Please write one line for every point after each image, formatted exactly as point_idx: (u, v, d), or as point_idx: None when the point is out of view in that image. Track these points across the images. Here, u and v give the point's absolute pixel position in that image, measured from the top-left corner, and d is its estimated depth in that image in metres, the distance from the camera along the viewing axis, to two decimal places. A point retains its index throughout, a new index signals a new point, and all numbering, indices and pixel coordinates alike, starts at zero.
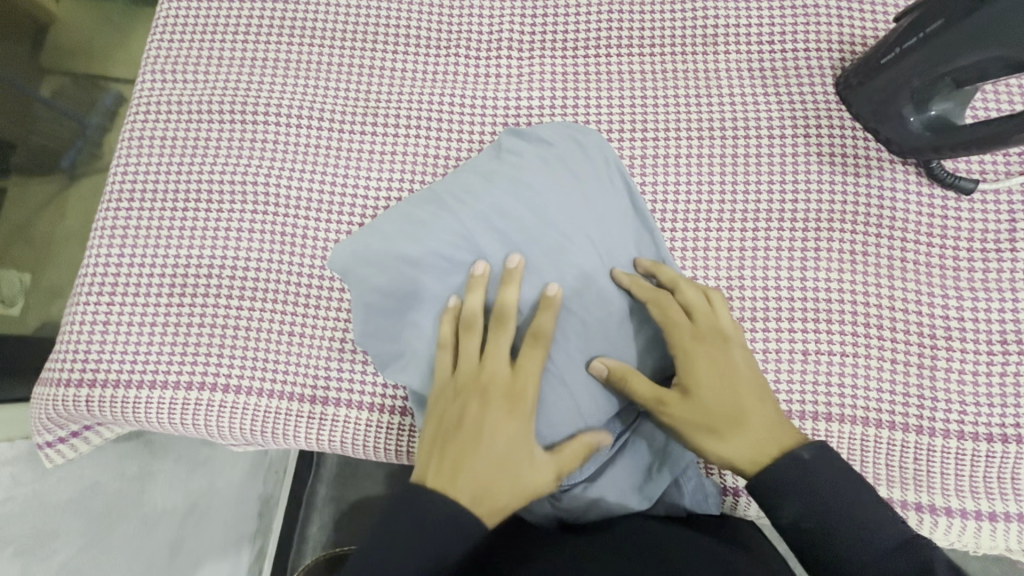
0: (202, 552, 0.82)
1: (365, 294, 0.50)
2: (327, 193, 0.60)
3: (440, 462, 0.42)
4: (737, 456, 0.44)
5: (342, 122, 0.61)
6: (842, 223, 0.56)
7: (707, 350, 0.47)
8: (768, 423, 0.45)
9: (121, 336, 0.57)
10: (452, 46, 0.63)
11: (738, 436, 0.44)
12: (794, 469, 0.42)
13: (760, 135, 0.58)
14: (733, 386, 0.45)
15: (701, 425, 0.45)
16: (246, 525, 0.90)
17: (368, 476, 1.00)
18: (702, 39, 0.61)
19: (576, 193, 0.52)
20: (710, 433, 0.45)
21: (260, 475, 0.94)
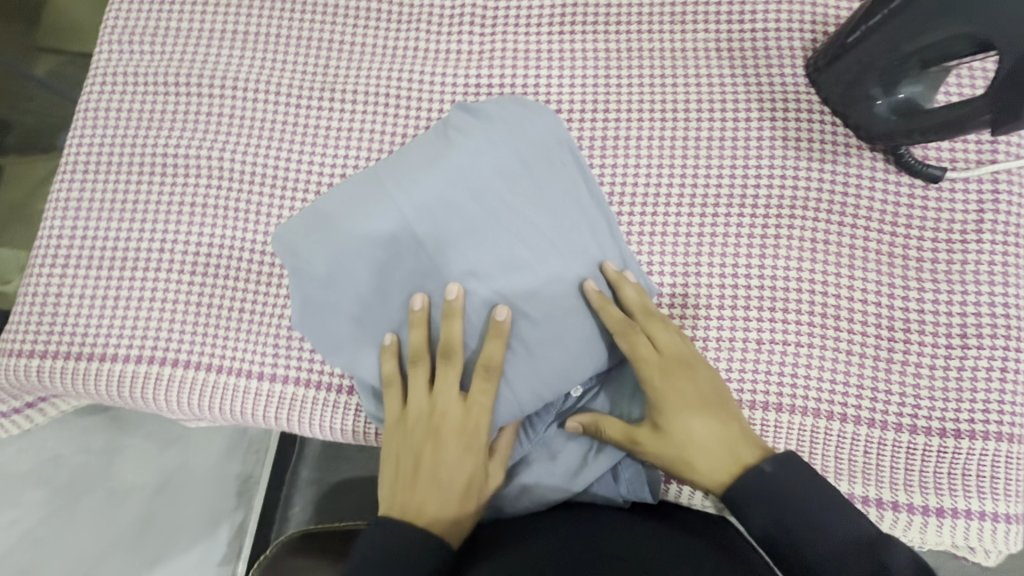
0: (176, 526, 0.82)
1: (308, 281, 0.49)
2: (282, 169, 0.59)
3: (404, 496, 0.45)
4: (707, 479, 0.44)
5: (300, 96, 0.60)
6: (804, 210, 0.55)
7: (673, 383, 0.46)
8: (734, 441, 0.44)
9: (73, 308, 0.57)
10: (414, 20, 0.62)
11: (704, 459, 0.44)
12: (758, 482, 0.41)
13: (724, 117, 0.57)
14: (700, 411, 0.45)
15: (672, 459, 0.46)
16: (223, 502, 0.90)
17: (343, 456, 1.00)
18: (671, 17, 0.60)
19: (526, 180, 0.51)
20: (681, 465, 0.45)
21: (237, 453, 0.94)
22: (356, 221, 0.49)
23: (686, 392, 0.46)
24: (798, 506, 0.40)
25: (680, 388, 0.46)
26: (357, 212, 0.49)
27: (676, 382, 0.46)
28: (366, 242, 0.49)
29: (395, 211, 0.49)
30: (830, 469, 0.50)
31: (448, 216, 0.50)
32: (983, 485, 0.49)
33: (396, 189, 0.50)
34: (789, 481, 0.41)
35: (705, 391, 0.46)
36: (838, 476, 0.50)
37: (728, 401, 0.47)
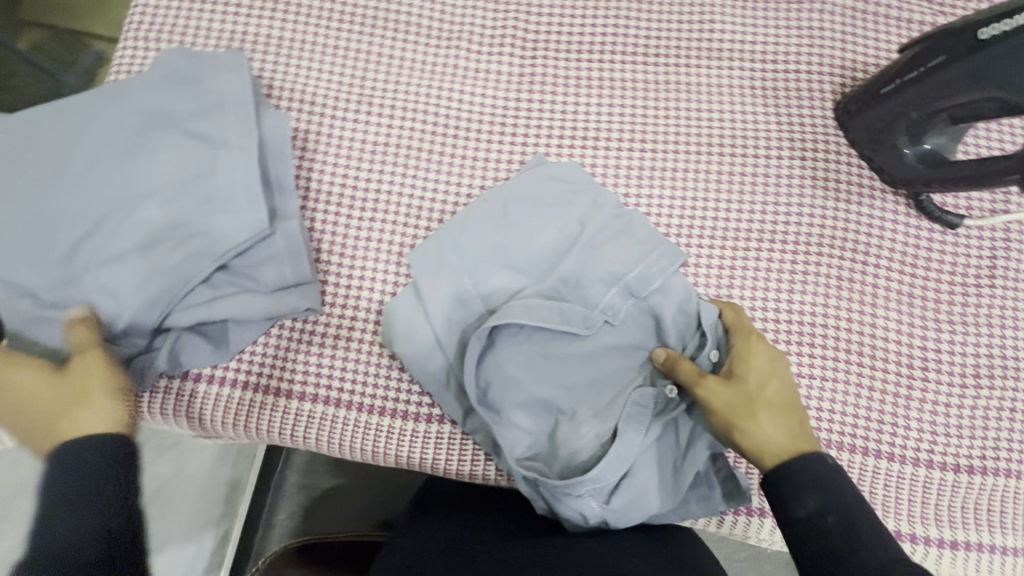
0: (167, 536, 0.79)
1: (396, 320, 0.51)
2: (311, 179, 0.56)
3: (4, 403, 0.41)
4: (772, 445, 0.44)
5: (336, 106, 0.59)
6: (832, 248, 0.56)
7: (765, 350, 0.48)
8: (799, 423, 0.45)
9: None
10: (455, 38, 0.61)
11: (772, 422, 0.45)
12: (820, 463, 0.42)
13: (757, 153, 0.58)
14: (777, 382, 0.47)
15: (740, 404, 0.45)
16: (212, 509, 0.88)
17: (332, 465, 0.99)
18: (707, 53, 0.61)
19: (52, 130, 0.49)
20: (746, 418, 0.45)
21: (229, 461, 0.91)
22: (439, 263, 0.52)
23: (774, 362, 0.47)
24: (845, 497, 0.41)
25: (767, 361, 0.47)
26: (438, 253, 0.52)
27: (763, 352, 0.48)
28: (447, 277, 0.51)
29: (472, 248, 0.52)
30: None
31: (525, 245, 0.52)
32: (990, 519, 0.51)
33: (470, 229, 0.53)
34: (844, 480, 0.42)
35: (783, 372, 0.47)
36: None
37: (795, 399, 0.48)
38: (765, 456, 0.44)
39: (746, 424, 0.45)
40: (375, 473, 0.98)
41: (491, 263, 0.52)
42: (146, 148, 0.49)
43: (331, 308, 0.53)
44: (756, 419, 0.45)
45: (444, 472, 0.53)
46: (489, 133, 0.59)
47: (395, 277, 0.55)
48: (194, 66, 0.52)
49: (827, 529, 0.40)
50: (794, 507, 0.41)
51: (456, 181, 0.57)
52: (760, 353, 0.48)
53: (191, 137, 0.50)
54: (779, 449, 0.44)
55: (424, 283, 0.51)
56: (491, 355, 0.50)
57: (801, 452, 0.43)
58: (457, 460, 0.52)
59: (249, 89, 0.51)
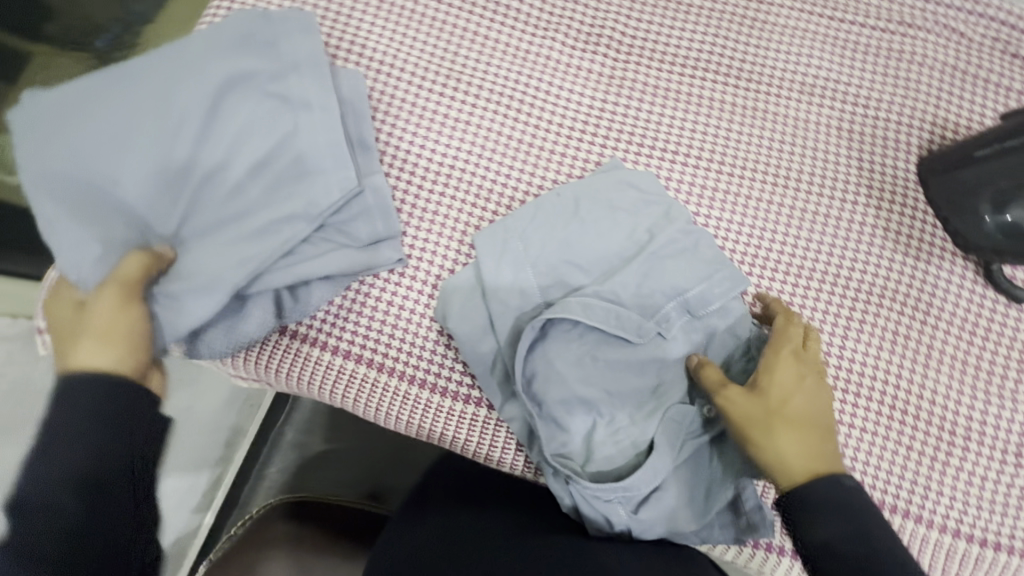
0: None
1: (452, 297, 0.51)
2: (390, 144, 0.57)
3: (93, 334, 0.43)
4: (785, 462, 0.44)
5: (425, 76, 0.59)
6: (892, 302, 0.56)
7: (794, 366, 0.47)
8: (819, 446, 0.45)
9: None
10: (550, 30, 0.61)
11: (789, 439, 0.45)
12: (832, 486, 0.43)
13: (832, 195, 0.58)
14: (802, 402, 0.46)
15: (761, 419, 0.46)
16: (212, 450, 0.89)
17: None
18: (799, 86, 0.60)
19: (130, 93, 0.48)
20: (763, 431, 0.45)
21: (236, 407, 0.93)
22: (503, 247, 0.52)
23: (806, 382, 0.47)
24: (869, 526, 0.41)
25: (793, 378, 0.47)
26: (503, 236, 0.52)
27: (792, 368, 0.47)
28: (509, 262, 0.51)
29: (538, 238, 0.52)
30: None
31: (590, 246, 0.52)
32: None
33: (538, 219, 0.53)
34: (870, 511, 0.42)
35: (812, 392, 0.47)
36: None
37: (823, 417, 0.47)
38: (775, 470, 0.45)
39: (762, 436, 0.45)
40: None
41: (553, 257, 0.52)
42: (225, 108, 0.50)
43: (388, 273, 0.54)
44: (773, 435, 0.45)
45: (470, 453, 0.53)
46: (571, 129, 0.59)
47: (455, 254, 0.55)
48: (264, 26, 0.52)
49: (837, 544, 0.41)
50: (814, 528, 0.42)
51: (530, 170, 0.57)
52: (789, 369, 0.47)
53: (272, 98, 0.50)
54: (793, 467, 0.44)
55: (486, 264, 0.51)
56: (542, 347, 0.50)
57: (816, 474, 0.44)
58: (486, 444, 0.52)
59: (322, 51, 0.52)
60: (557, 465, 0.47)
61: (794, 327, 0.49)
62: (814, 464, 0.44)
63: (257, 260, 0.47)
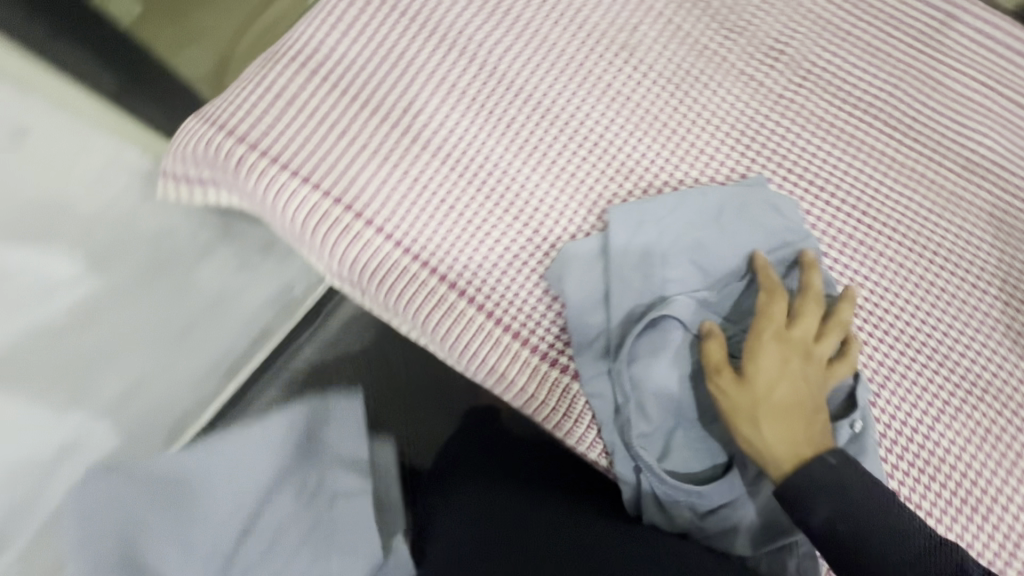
0: (204, 340, 0.88)
1: (575, 259, 0.51)
2: (547, 99, 0.57)
3: None
4: (770, 452, 0.44)
5: (598, 42, 0.58)
6: (995, 401, 0.54)
7: (776, 346, 0.46)
8: (809, 430, 0.44)
9: (294, 115, 0.55)
10: (732, 30, 0.59)
11: (774, 425, 0.44)
12: (818, 470, 0.42)
13: (966, 278, 0.56)
14: (789, 383, 0.45)
15: (743, 405, 0.45)
16: (245, 337, 0.96)
17: (349, 361, 1.07)
18: (963, 162, 0.58)
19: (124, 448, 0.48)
20: (748, 420, 0.44)
21: (277, 307, 0.99)
22: (636, 230, 0.52)
23: (791, 362, 0.45)
24: (848, 498, 0.41)
25: (779, 360, 0.45)
26: (638, 220, 0.52)
27: (780, 350, 0.46)
28: (640, 247, 0.51)
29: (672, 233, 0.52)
30: None
31: (721, 250, 0.52)
32: None
33: (676, 215, 0.52)
34: (855, 482, 0.41)
35: (802, 373, 0.45)
36: None
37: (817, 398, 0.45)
38: (764, 461, 0.44)
39: (747, 425, 0.44)
40: (382, 387, 1.07)
41: (683, 250, 0.52)
42: (201, 492, 0.48)
43: (512, 220, 0.53)
44: (757, 424, 0.44)
45: (538, 416, 0.53)
46: (727, 134, 0.57)
47: (580, 222, 0.54)
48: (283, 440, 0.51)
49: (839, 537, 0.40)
50: (808, 514, 0.41)
51: (674, 163, 0.56)
52: (778, 350, 0.46)
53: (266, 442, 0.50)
54: (779, 457, 0.44)
55: (618, 241, 0.51)
56: (652, 334, 0.49)
57: (801, 459, 0.43)
58: (559, 412, 0.52)
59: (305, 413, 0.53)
60: (642, 452, 0.47)
61: (781, 303, 0.47)
62: (804, 450, 0.43)
63: (277, 528, 0.49)
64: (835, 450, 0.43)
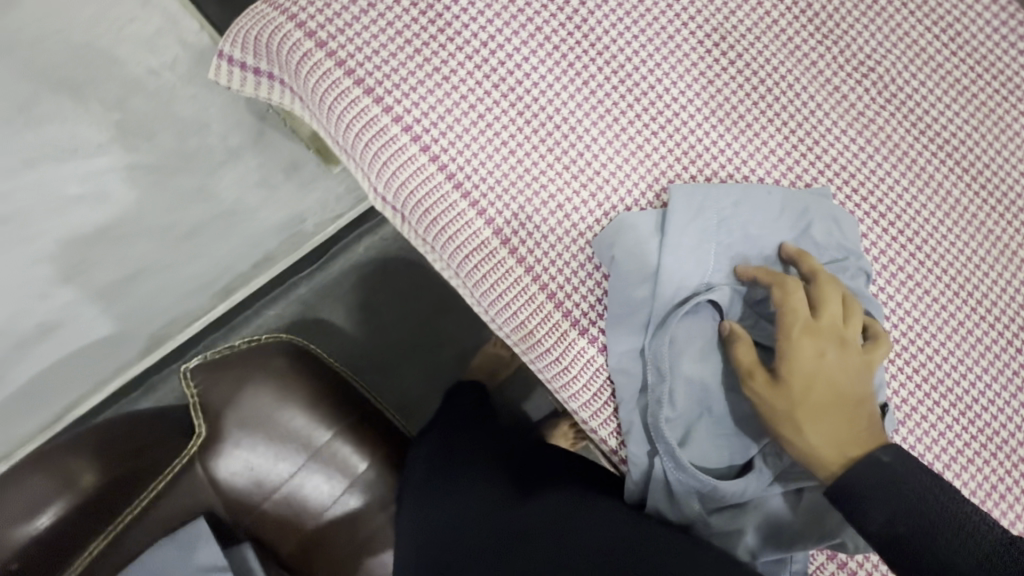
0: (206, 248, 0.84)
1: (624, 230, 0.49)
2: (630, 65, 0.54)
3: None
4: (816, 454, 0.43)
5: (692, 20, 0.56)
6: (1004, 457, 0.54)
7: (812, 342, 0.45)
8: (851, 424, 0.44)
9: (372, 23, 0.52)
10: (826, 36, 0.58)
11: (816, 429, 0.43)
12: (870, 471, 0.41)
13: (1003, 334, 0.56)
14: (827, 379, 0.44)
15: (784, 411, 0.44)
16: (247, 256, 0.92)
17: (346, 306, 1.05)
18: (1023, 221, 0.58)
19: None
20: (790, 425, 0.44)
21: (285, 235, 0.95)
22: (695, 214, 0.50)
23: (826, 359, 0.44)
24: (903, 498, 0.40)
25: (813, 358, 0.44)
26: (699, 204, 0.50)
27: (815, 346, 0.45)
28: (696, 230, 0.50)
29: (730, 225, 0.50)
30: None
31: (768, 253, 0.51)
32: None
33: (738, 208, 0.51)
34: (908, 479, 0.40)
35: (840, 367, 0.45)
36: None
37: (857, 386, 0.45)
38: (809, 463, 0.44)
39: (790, 431, 0.44)
40: (376, 339, 1.05)
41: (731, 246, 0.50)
42: None
43: (571, 177, 0.52)
44: (800, 432, 0.43)
45: (556, 380, 0.51)
46: (801, 141, 0.56)
47: (640, 195, 0.52)
48: None
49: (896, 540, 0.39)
50: (864, 522, 0.41)
51: (744, 157, 0.55)
52: (811, 347, 0.45)
53: None
54: (824, 458, 0.43)
55: (676, 220, 0.49)
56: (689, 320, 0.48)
57: (850, 459, 0.43)
58: (579, 381, 0.50)
59: None
60: (667, 433, 0.45)
61: (800, 293, 0.45)
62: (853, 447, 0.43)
63: None
64: (880, 443, 0.43)
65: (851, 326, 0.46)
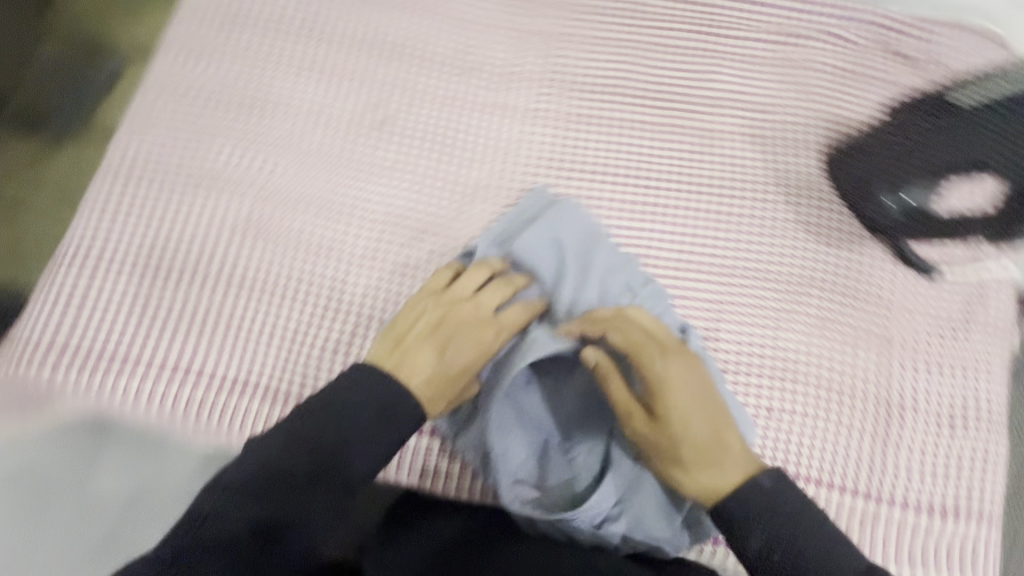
0: None
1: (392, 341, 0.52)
2: (329, 201, 0.59)
3: None
4: (706, 485, 0.44)
5: (356, 134, 0.62)
6: (819, 293, 0.59)
7: (675, 362, 0.47)
8: (730, 447, 0.45)
9: (98, 315, 0.55)
10: (470, 73, 0.65)
11: (699, 462, 0.45)
12: (756, 493, 0.42)
13: (750, 198, 0.61)
14: (701, 411, 0.46)
15: (666, 447, 0.46)
16: None
17: None
18: (706, 103, 0.64)
19: None
20: (676, 460, 0.45)
21: None
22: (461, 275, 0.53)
23: (701, 391, 0.46)
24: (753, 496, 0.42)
25: (685, 386, 0.46)
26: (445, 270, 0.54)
27: (682, 376, 0.46)
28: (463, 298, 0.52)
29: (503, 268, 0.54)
30: None
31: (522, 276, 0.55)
32: (960, 562, 0.53)
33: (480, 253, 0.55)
34: (790, 497, 0.42)
35: (710, 392, 0.47)
36: None
37: (724, 410, 0.47)
38: (702, 497, 0.45)
39: (676, 467, 0.45)
40: None
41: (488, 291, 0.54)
42: None
43: (333, 320, 0.56)
44: (687, 468, 0.45)
45: (428, 487, 0.54)
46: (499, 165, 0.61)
47: (400, 296, 0.57)
48: None
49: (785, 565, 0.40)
50: (746, 546, 0.41)
51: (462, 208, 0.60)
52: (680, 376, 0.46)
53: None
54: (713, 486, 0.44)
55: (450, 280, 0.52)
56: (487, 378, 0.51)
57: (729, 487, 0.43)
58: (443, 474, 0.53)
59: None
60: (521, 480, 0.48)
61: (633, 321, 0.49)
62: (734, 473, 0.44)
63: None
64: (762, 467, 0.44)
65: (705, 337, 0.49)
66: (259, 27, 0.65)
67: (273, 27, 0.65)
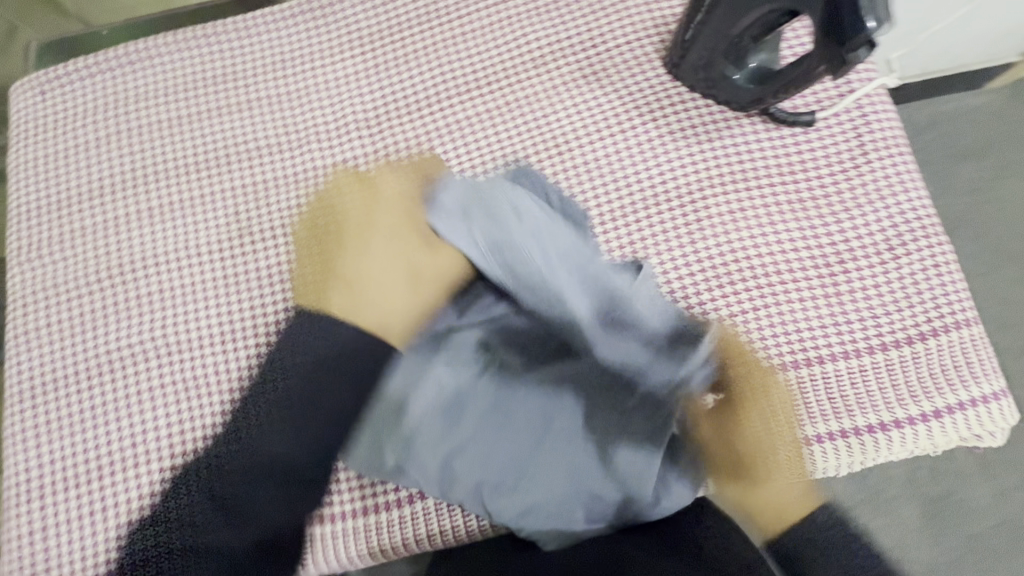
0: None
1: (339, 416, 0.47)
2: (225, 325, 0.57)
3: None
4: (760, 516, 0.45)
5: (220, 250, 0.59)
6: (716, 189, 0.58)
7: (760, 419, 0.48)
8: (783, 496, 0.46)
9: (57, 540, 0.53)
10: (302, 141, 0.62)
11: (768, 490, 0.46)
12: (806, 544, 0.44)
13: (613, 133, 0.60)
14: (774, 451, 0.47)
15: (739, 480, 0.46)
16: None
17: None
18: (533, 62, 0.62)
19: None
20: (744, 488, 0.46)
21: None
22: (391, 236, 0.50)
23: (773, 427, 0.48)
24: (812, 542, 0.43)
25: (762, 432, 0.48)
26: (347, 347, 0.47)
27: (756, 421, 0.48)
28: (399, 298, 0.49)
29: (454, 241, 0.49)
30: (828, 411, 0.52)
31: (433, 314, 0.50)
32: (961, 373, 0.52)
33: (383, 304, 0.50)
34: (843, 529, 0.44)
35: (785, 435, 0.49)
36: (839, 415, 0.52)
37: (795, 447, 0.49)
38: (754, 522, 0.46)
39: (743, 495, 0.46)
40: None
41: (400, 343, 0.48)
42: None
43: None
44: (768, 488, 0.46)
45: (443, 543, 0.54)
46: None
47: None
48: None
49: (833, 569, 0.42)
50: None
51: None
52: (759, 427, 0.48)
53: None
54: (771, 519, 0.45)
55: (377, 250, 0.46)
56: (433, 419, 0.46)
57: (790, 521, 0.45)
58: (451, 526, 0.53)
59: None
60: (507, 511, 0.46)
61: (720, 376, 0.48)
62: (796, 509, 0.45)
63: None
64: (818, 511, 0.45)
65: (774, 400, 0.49)
66: (83, 194, 0.62)
67: (95, 187, 0.62)
